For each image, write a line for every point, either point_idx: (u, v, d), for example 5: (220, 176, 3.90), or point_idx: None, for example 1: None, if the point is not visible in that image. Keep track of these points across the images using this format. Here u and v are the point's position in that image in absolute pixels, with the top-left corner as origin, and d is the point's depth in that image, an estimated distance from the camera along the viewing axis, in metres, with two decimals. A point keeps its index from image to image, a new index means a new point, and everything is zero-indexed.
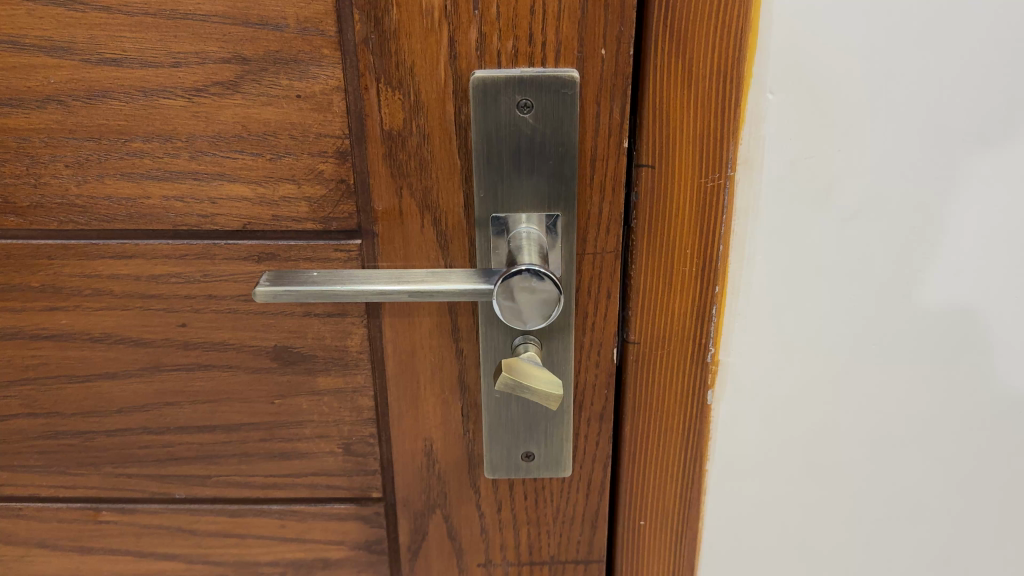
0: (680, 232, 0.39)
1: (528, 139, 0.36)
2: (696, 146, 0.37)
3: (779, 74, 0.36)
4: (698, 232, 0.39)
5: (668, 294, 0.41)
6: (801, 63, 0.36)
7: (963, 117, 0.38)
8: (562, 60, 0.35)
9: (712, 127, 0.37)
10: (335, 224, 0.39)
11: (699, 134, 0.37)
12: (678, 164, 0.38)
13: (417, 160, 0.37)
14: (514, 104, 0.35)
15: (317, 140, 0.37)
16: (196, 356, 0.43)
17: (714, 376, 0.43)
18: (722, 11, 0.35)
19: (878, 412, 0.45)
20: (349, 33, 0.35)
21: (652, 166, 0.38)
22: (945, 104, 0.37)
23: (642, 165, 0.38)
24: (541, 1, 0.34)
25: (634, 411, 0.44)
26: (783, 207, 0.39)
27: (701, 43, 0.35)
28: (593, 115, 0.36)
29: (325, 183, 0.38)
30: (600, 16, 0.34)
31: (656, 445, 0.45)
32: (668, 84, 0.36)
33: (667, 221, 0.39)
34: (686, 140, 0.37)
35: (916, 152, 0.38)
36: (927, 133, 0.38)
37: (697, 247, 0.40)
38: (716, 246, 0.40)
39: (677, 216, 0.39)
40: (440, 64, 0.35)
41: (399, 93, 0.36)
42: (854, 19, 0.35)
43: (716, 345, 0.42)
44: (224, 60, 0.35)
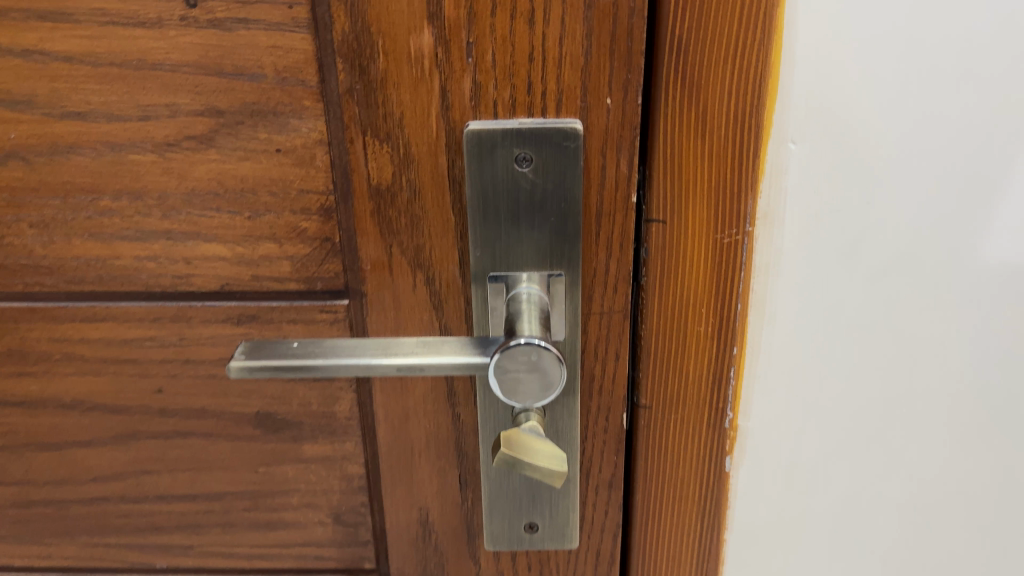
0: (694, 293, 0.36)
1: (527, 195, 0.33)
2: (710, 199, 0.34)
3: (800, 123, 0.33)
4: (715, 292, 0.36)
5: (682, 357, 0.38)
6: (824, 110, 0.33)
7: (1000, 164, 0.35)
8: (563, 110, 0.32)
9: (728, 180, 0.34)
10: (320, 284, 0.36)
11: (714, 188, 0.34)
12: (692, 220, 0.34)
13: (409, 216, 0.35)
14: (512, 158, 0.33)
15: (300, 196, 0.34)
16: (175, 424, 0.40)
17: (733, 443, 0.40)
18: (742, 55, 0.31)
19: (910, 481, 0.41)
20: (332, 83, 0.32)
21: (662, 221, 0.35)
22: (981, 151, 0.34)
23: (652, 221, 0.35)
24: (541, 48, 0.31)
25: (645, 480, 0.41)
26: (806, 261, 0.36)
27: (719, 89, 0.32)
28: (598, 167, 0.34)
29: (308, 242, 0.35)
30: (606, 63, 0.31)
31: (672, 519, 0.41)
32: (681, 136, 0.33)
33: (682, 280, 0.36)
34: (701, 194, 0.34)
35: (951, 203, 0.35)
36: (962, 183, 0.35)
37: (712, 308, 0.36)
38: (734, 307, 0.36)
39: (691, 275, 0.36)
40: (432, 115, 0.32)
41: (387, 146, 0.33)
42: (881, 63, 0.32)
43: (734, 411, 0.39)
44: (197, 113, 0.32)
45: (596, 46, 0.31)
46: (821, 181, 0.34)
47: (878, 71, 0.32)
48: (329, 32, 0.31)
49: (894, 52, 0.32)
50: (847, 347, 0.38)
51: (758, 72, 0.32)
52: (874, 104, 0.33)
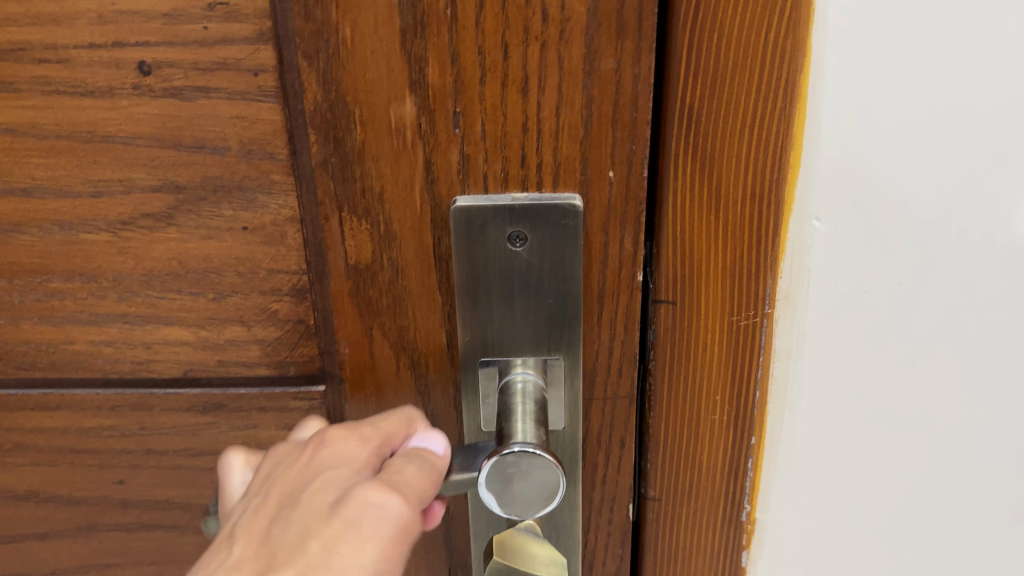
0: (709, 379, 0.33)
1: (522, 276, 0.30)
2: (725, 280, 0.31)
3: (827, 199, 0.30)
4: (732, 380, 0.33)
5: (696, 445, 0.34)
6: (851, 183, 0.29)
7: None
8: (561, 183, 0.29)
9: (745, 258, 0.30)
10: (293, 369, 0.33)
11: (729, 268, 0.30)
12: (706, 302, 0.31)
13: (391, 297, 0.31)
14: (504, 237, 0.29)
15: (270, 276, 0.31)
16: (137, 516, 0.36)
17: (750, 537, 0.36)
18: (759, 127, 0.28)
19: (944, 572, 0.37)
20: (304, 155, 0.29)
21: (671, 302, 0.31)
22: None
23: (660, 302, 0.31)
24: (535, 118, 0.28)
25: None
26: (832, 345, 0.32)
27: (733, 162, 0.29)
28: (600, 245, 0.30)
29: (280, 323, 0.32)
30: (608, 134, 0.28)
31: None
32: (692, 213, 0.29)
33: (694, 365, 0.32)
34: (716, 276, 0.31)
35: (997, 282, 0.32)
36: (1011, 260, 0.31)
37: (728, 396, 0.33)
38: (751, 393, 0.33)
39: (705, 359, 0.32)
40: (416, 190, 0.29)
41: (366, 223, 0.30)
42: (918, 134, 0.29)
43: (751, 502, 0.35)
44: (154, 188, 0.29)
45: (596, 116, 0.28)
46: (848, 259, 0.31)
47: (914, 140, 0.29)
48: (299, 101, 0.28)
49: (930, 120, 0.29)
50: (877, 436, 0.34)
51: (779, 145, 0.29)
52: (908, 176, 0.29)
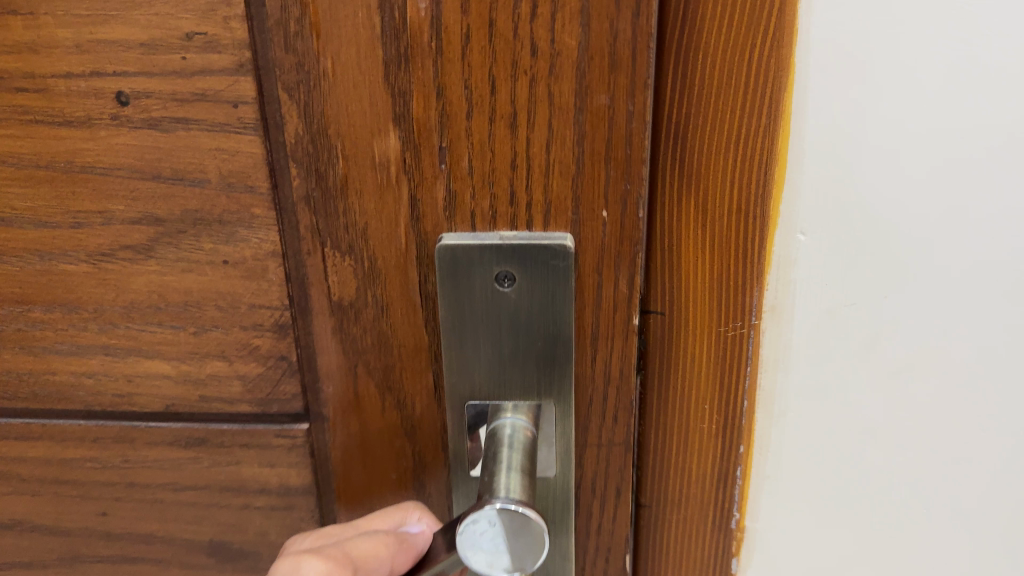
0: (694, 393, 0.31)
1: (510, 317, 0.29)
2: (711, 279, 0.29)
3: (817, 195, 0.28)
4: (718, 394, 0.31)
5: (685, 452, 0.33)
6: (840, 191, 0.28)
7: None
8: (551, 222, 0.28)
9: (732, 257, 0.29)
10: (276, 407, 0.32)
11: (716, 266, 0.29)
12: (693, 301, 0.30)
13: (376, 335, 0.30)
14: (491, 278, 0.28)
15: (251, 311, 0.30)
16: (120, 550, 0.35)
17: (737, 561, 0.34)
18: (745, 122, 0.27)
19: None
20: (285, 189, 0.28)
21: (661, 312, 0.30)
22: None
23: (651, 312, 0.30)
24: (524, 154, 0.27)
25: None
26: (823, 363, 0.31)
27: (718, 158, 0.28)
28: (594, 287, 0.29)
29: (261, 360, 0.31)
30: (601, 171, 0.27)
31: None
32: (675, 208, 0.29)
33: (682, 365, 0.31)
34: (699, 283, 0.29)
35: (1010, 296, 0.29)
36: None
37: (717, 405, 0.32)
38: (738, 415, 0.32)
39: (692, 360, 0.31)
40: (400, 226, 0.28)
41: (349, 259, 0.29)
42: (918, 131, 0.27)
43: (740, 511, 0.33)
44: (133, 220, 0.28)
45: (589, 152, 0.26)
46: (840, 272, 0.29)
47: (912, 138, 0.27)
48: (281, 133, 0.27)
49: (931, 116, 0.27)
50: (877, 464, 0.32)
51: (765, 148, 0.27)
52: (904, 188, 0.28)
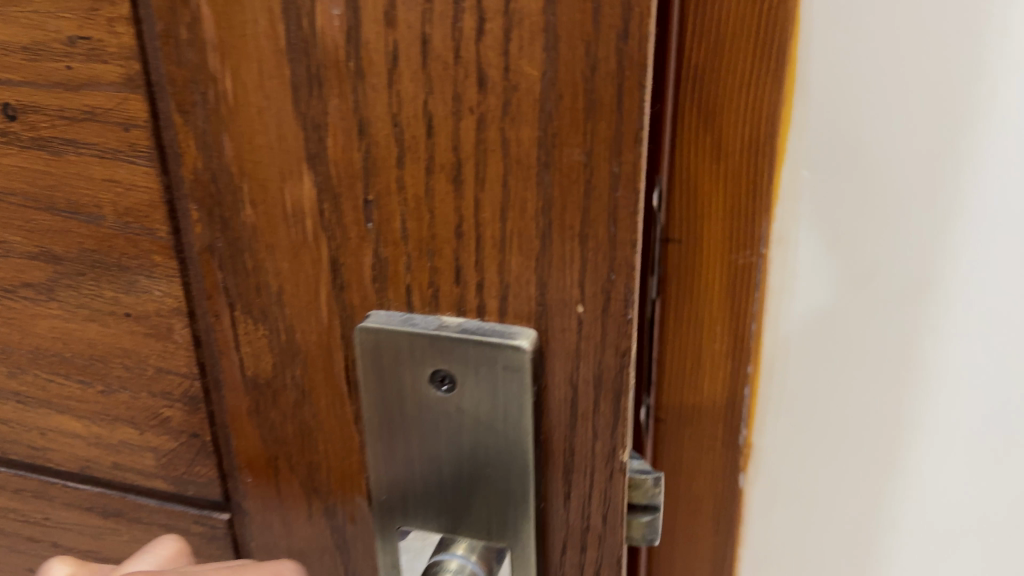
0: (697, 352, 0.25)
1: (450, 426, 0.21)
2: (727, 191, 0.23)
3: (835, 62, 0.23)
4: (728, 362, 0.25)
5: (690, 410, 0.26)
6: (857, 77, 0.24)
7: None
8: (509, 312, 0.20)
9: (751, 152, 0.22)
10: (194, 489, 0.26)
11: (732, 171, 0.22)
12: (706, 219, 0.23)
13: (299, 426, 0.24)
14: (425, 374, 0.21)
15: (160, 376, 0.25)
16: None
17: (742, 517, 0.28)
18: None
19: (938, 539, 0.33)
20: (188, 236, 0.22)
21: (676, 241, 0.23)
22: None
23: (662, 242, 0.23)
24: (469, 219, 0.19)
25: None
26: (829, 287, 0.27)
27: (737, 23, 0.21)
28: (568, 401, 0.21)
29: (174, 434, 0.25)
30: (575, 252, 0.19)
31: None
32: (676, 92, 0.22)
33: (689, 294, 0.24)
34: (708, 201, 0.23)
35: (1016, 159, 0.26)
36: None
37: (729, 341, 0.24)
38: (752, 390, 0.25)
39: (699, 292, 0.24)
40: (320, 297, 0.21)
41: (263, 329, 0.22)
42: None
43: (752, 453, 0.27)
44: (31, 255, 0.24)
45: (558, 224, 0.19)
46: (857, 173, 0.25)
47: None
48: (179, 165, 0.21)
49: None
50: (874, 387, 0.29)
51: (780, 18, 0.21)
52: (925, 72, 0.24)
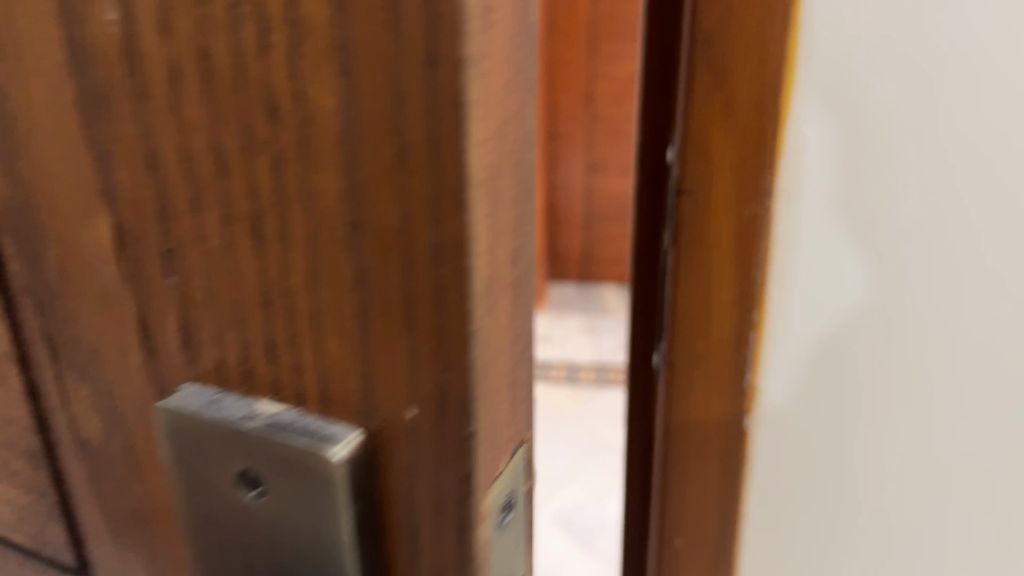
0: (706, 294, 0.29)
1: (261, 547, 0.17)
2: (735, 151, 0.27)
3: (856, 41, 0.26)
4: (734, 303, 0.29)
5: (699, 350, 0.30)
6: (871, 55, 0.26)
7: None
8: (329, 410, 0.15)
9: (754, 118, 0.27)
10: (49, 550, 0.23)
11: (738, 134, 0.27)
12: (714, 176, 0.28)
13: (132, 502, 0.20)
14: (229, 476, 0.16)
15: (1, 424, 0.22)
16: None
17: (759, 463, 0.31)
18: None
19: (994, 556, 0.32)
20: (6, 271, 0.19)
21: (686, 193, 0.28)
22: None
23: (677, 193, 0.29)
24: (271, 287, 0.15)
25: (660, 500, 0.33)
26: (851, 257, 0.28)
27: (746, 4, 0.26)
28: (404, 533, 0.16)
29: (24, 488, 0.22)
30: (395, 340, 0.14)
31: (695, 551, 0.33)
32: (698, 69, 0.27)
33: (698, 239, 0.29)
34: (718, 153, 0.27)
35: None
36: None
37: (735, 282, 0.29)
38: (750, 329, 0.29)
39: (710, 241, 0.29)
40: (132, 359, 0.18)
41: (85, 386, 0.19)
42: None
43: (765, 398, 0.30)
44: None
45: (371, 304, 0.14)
46: (879, 148, 0.27)
47: None
48: None
49: None
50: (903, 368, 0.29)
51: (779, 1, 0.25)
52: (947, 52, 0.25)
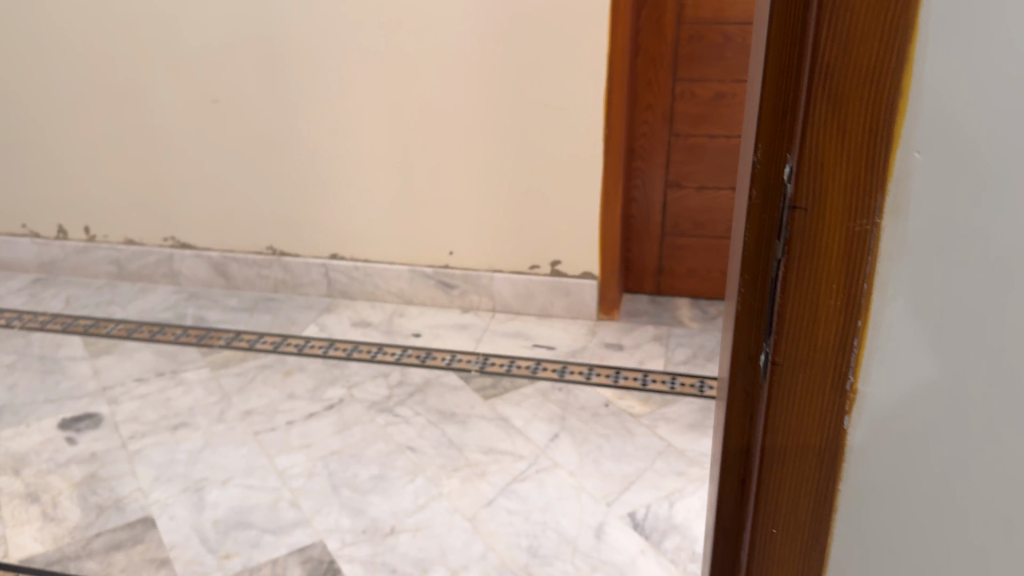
0: (824, 278, 0.48)
1: None
2: (847, 194, 0.46)
3: (922, 136, 0.44)
4: (841, 285, 0.48)
5: (815, 310, 0.49)
6: (932, 143, 0.44)
7: None
8: None
9: (858, 174, 0.46)
10: None
11: (847, 183, 0.46)
12: (832, 209, 0.47)
13: None
14: None
15: None
16: None
17: (852, 386, 0.50)
18: (868, 85, 0.44)
19: (998, 456, 0.49)
20: None
21: (805, 209, 0.47)
22: None
23: (798, 208, 0.48)
24: None
25: (781, 401, 0.52)
26: (915, 263, 0.46)
27: (857, 102, 0.44)
28: None
29: None
30: None
31: (799, 440, 0.53)
32: (825, 141, 0.46)
33: (818, 243, 0.48)
34: (834, 184, 0.46)
35: None
36: None
37: (844, 271, 0.48)
38: (856, 302, 0.48)
39: (826, 246, 0.48)
40: None
41: None
42: (991, 92, 0.43)
43: (860, 340, 0.49)
44: None
45: None
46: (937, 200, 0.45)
47: (986, 95, 0.43)
48: None
49: (1004, 81, 0.42)
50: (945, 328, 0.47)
51: (877, 107, 0.44)
52: (978, 148, 0.44)
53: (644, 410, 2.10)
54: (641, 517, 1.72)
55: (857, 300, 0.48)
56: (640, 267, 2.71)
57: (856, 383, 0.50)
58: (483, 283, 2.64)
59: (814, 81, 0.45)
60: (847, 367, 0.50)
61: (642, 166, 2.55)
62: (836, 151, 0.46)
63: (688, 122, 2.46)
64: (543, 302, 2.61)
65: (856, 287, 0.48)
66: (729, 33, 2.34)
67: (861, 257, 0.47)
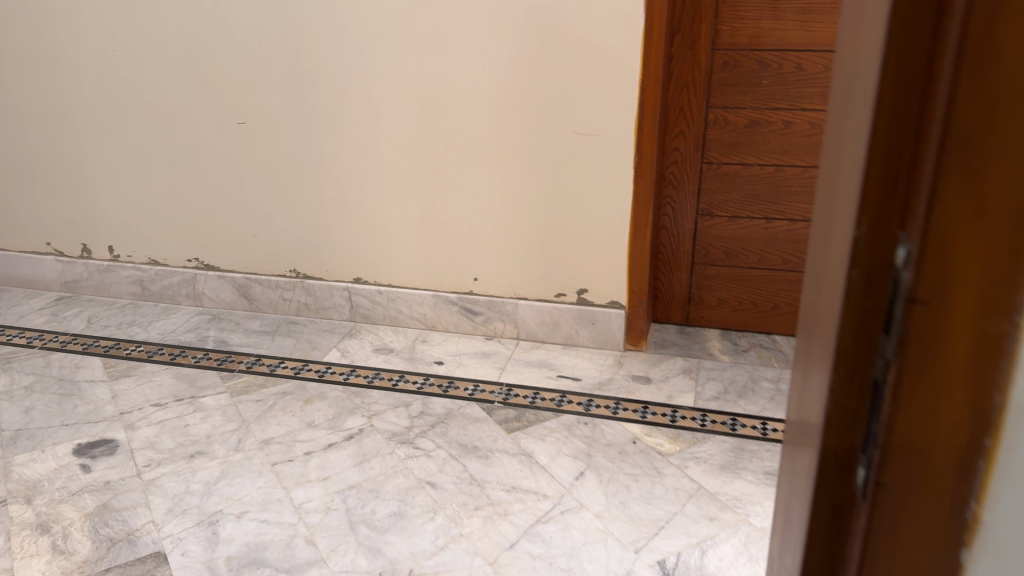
0: (938, 403, 0.34)
1: None
2: (978, 291, 0.32)
3: None
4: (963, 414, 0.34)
5: (922, 445, 0.35)
6: None
7: None
8: None
9: (998, 265, 0.31)
10: None
11: (979, 275, 0.32)
12: (957, 308, 0.32)
13: None
14: None
15: None
16: None
17: (967, 556, 0.35)
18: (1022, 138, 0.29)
19: None
20: None
21: (922, 307, 0.33)
22: None
23: (913, 304, 0.33)
24: None
25: (868, 560, 0.38)
26: None
27: (997, 161, 0.30)
28: None
29: None
30: None
31: None
32: (953, 214, 0.31)
33: (934, 355, 0.33)
34: (960, 277, 0.32)
35: None
36: None
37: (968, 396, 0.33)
38: (981, 439, 0.33)
39: (944, 359, 0.33)
40: None
41: None
42: None
43: (980, 492, 0.34)
44: None
45: None
46: None
47: None
48: None
49: None
50: None
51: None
52: None
53: (674, 448, 2.03)
54: (672, 565, 1.63)
55: (986, 404, 0.33)
56: (668, 296, 2.64)
57: (981, 512, 0.34)
58: (507, 310, 2.59)
59: (947, 125, 0.30)
60: (962, 529, 0.35)
61: (672, 194, 2.49)
62: (967, 230, 0.31)
63: (721, 150, 2.40)
64: (569, 331, 2.55)
65: (981, 418, 0.33)
66: (763, 59, 2.28)
67: (990, 378, 0.33)
